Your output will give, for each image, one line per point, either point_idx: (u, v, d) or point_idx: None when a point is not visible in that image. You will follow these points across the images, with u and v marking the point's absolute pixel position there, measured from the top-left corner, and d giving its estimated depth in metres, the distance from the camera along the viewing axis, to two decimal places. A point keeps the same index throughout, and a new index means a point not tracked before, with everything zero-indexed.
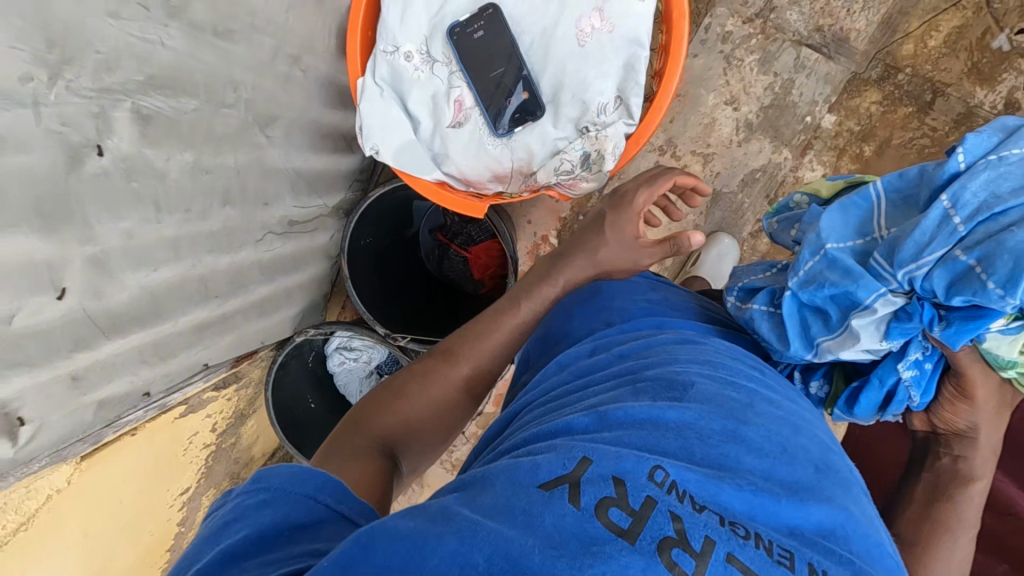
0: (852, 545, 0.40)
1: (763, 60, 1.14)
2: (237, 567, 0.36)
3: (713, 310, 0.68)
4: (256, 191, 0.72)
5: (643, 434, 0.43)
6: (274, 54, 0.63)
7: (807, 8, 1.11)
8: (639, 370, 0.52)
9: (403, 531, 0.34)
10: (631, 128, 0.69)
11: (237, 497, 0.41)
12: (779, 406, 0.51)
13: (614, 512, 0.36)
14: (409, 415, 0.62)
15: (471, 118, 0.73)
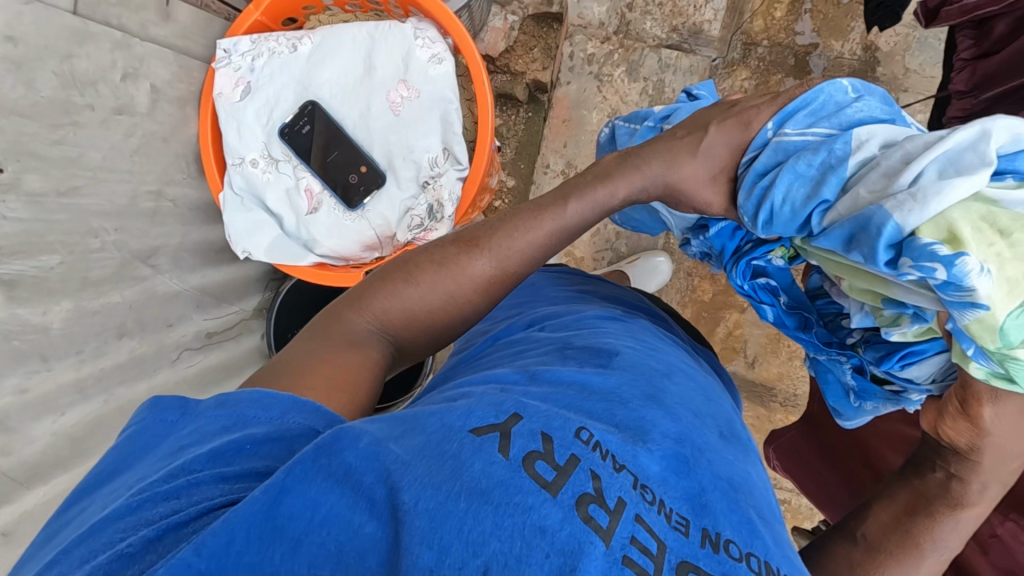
0: (752, 505, 0.44)
1: (630, 69, 1.21)
2: (191, 478, 0.36)
3: (617, 301, 0.77)
4: (155, 316, 0.78)
5: (570, 392, 0.48)
6: (132, 195, 0.70)
7: (658, 14, 1.20)
8: (572, 344, 0.59)
9: (338, 472, 0.36)
10: (462, 172, 0.81)
11: (192, 418, 0.40)
12: (688, 384, 0.57)
13: (540, 465, 0.38)
14: (416, 310, 0.57)
15: (323, 201, 0.85)
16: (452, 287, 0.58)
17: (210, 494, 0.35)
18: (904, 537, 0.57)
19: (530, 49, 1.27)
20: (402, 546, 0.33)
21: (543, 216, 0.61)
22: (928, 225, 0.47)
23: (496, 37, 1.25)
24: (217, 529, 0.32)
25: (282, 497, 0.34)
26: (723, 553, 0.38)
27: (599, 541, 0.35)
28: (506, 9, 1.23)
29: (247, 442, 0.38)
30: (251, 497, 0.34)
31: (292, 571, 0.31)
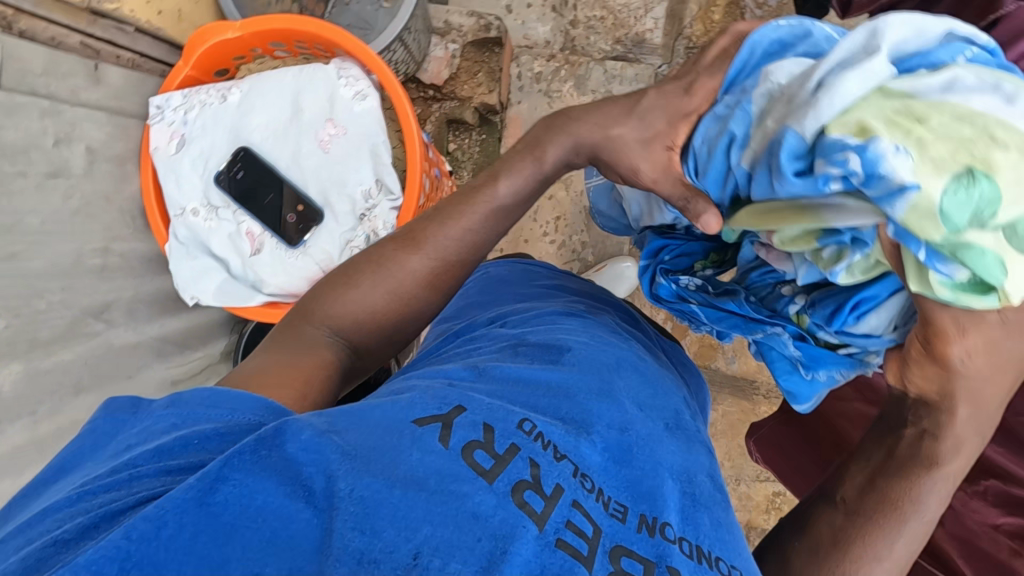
0: (693, 493, 0.48)
1: (579, 82, 1.36)
2: (134, 472, 0.37)
3: (578, 295, 0.79)
4: (114, 369, 0.78)
5: (518, 388, 0.51)
6: (77, 253, 0.72)
7: (603, 31, 1.36)
8: (525, 341, 0.61)
9: (277, 462, 0.36)
10: (397, 201, 0.85)
11: (145, 417, 0.42)
12: (637, 376, 0.59)
13: (479, 454, 0.41)
14: (363, 309, 0.61)
15: (265, 242, 0.89)
16: (393, 285, 0.62)
17: (151, 486, 0.37)
18: (880, 500, 0.55)
19: (475, 73, 1.29)
20: (337, 529, 0.34)
21: (477, 206, 0.64)
22: (834, 121, 0.42)
23: (440, 65, 1.28)
24: (149, 518, 0.33)
25: (218, 485, 0.34)
26: (659, 535, 0.42)
27: (533, 524, 0.38)
28: (447, 39, 1.28)
29: (195, 438, 0.39)
30: (187, 486, 0.34)
31: (223, 556, 0.32)
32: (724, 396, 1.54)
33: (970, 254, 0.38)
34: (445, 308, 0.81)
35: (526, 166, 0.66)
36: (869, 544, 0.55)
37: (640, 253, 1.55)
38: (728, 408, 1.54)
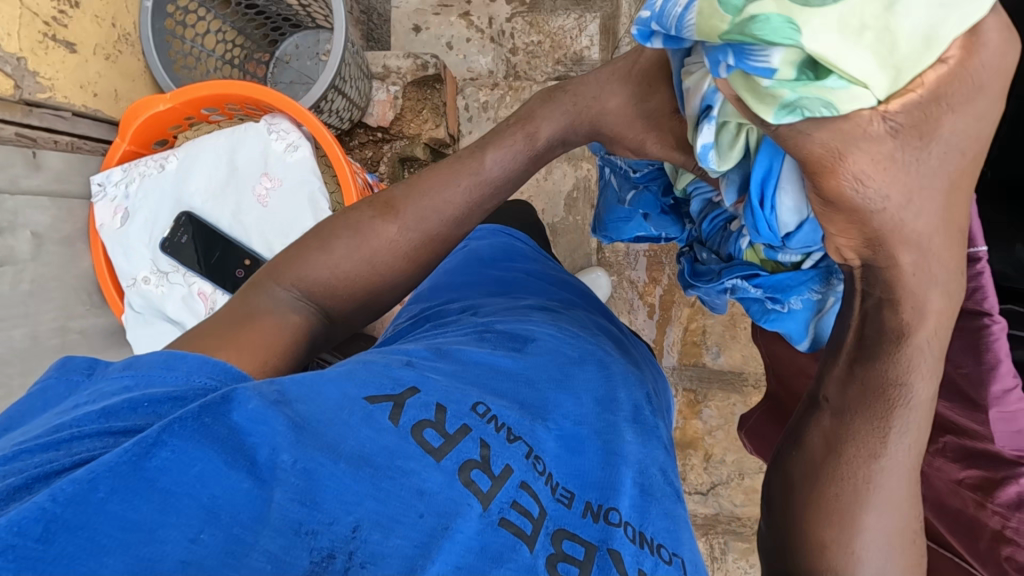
0: (639, 474, 0.55)
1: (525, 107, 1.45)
2: (71, 435, 0.37)
3: (536, 282, 0.84)
4: None
5: (482, 371, 0.57)
6: (32, 336, 0.80)
7: (544, 57, 1.42)
8: (491, 329, 0.67)
9: (223, 432, 0.37)
10: None
11: (97, 380, 0.43)
12: (598, 370, 0.65)
13: (428, 432, 0.46)
14: (333, 274, 0.65)
15: (216, 300, 0.95)
16: (367, 253, 0.66)
17: (91, 449, 0.36)
18: (864, 392, 0.51)
19: (420, 109, 1.33)
20: (280, 497, 0.36)
21: (456, 176, 0.68)
22: None
23: (384, 108, 1.33)
24: (78, 479, 0.32)
25: (154, 450, 0.34)
26: (602, 519, 0.48)
27: (478, 503, 0.43)
28: (387, 82, 1.33)
29: (144, 401, 0.40)
30: (120, 451, 0.34)
31: (158, 520, 0.32)
32: (718, 391, 1.52)
33: (755, 28, 0.37)
34: (419, 289, 0.86)
35: (518, 144, 0.70)
36: (860, 442, 0.52)
37: (609, 261, 1.56)
38: (725, 403, 1.51)
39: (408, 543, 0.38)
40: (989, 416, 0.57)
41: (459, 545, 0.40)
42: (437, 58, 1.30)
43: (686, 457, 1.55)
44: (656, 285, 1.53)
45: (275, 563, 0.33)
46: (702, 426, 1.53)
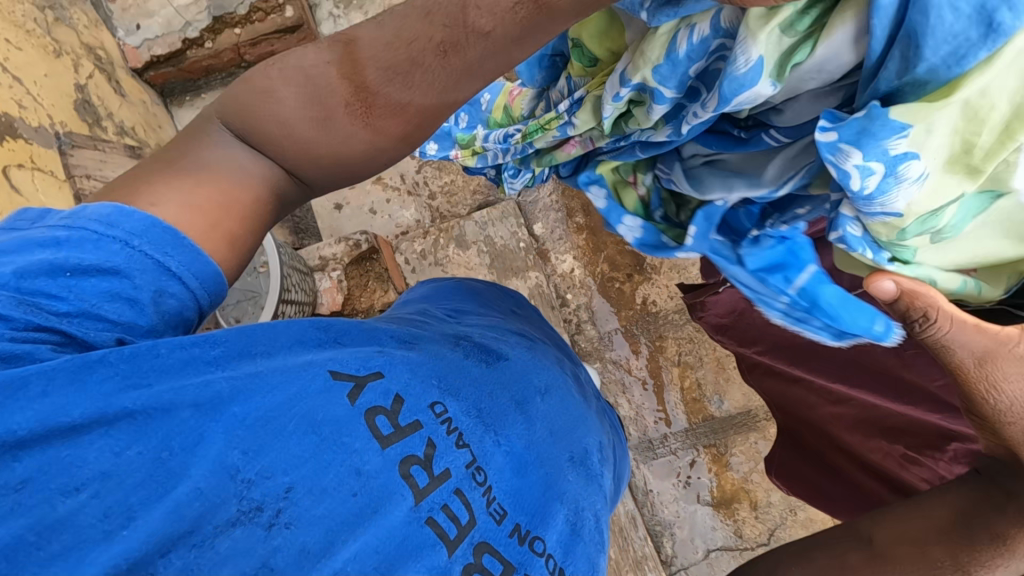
0: (563, 491, 0.65)
1: (458, 241, 1.55)
2: (10, 282, 0.45)
3: (505, 303, 0.87)
4: None
5: (448, 370, 0.63)
6: None
7: (463, 197, 1.60)
8: (467, 338, 0.70)
9: (173, 363, 0.49)
10: None
11: (43, 224, 0.48)
12: (560, 403, 0.72)
13: (380, 419, 0.55)
14: (281, 129, 0.53)
15: None
16: (322, 113, 0.53)
17: (27, 316, 0.45)
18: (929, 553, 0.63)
19: (365, 282, 1.40)
20: (227, 442, 0.48)
21: (432, 26, 0.51)
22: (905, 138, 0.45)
23: (332, 293, 1.39)
24: (12, 374, 0.43)
25: (98, 366, 0.46)
26: (527, 542, 0.59)
27: (411, 496, 0.54)
28: (328, 269, 1.40)
29: (74, 270, 0.46)
30: (68, 359, 0.45)
31: (92, 427, 0.45)
32: (737, 436, 1.51)
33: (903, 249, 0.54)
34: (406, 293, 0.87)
35: None
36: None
37: (587, 350, 1.55)
38: (748, 445, 1.50)
39: (335, 514, 0.50)
40: None
41: (382, 533, 0.51)
42: (367, 234, 1.40)
43: (735, 512, 1.51)
44: (639, 358, 1.54)
45: (203, 501, 0.46)
46: (737, 475, 1.51)
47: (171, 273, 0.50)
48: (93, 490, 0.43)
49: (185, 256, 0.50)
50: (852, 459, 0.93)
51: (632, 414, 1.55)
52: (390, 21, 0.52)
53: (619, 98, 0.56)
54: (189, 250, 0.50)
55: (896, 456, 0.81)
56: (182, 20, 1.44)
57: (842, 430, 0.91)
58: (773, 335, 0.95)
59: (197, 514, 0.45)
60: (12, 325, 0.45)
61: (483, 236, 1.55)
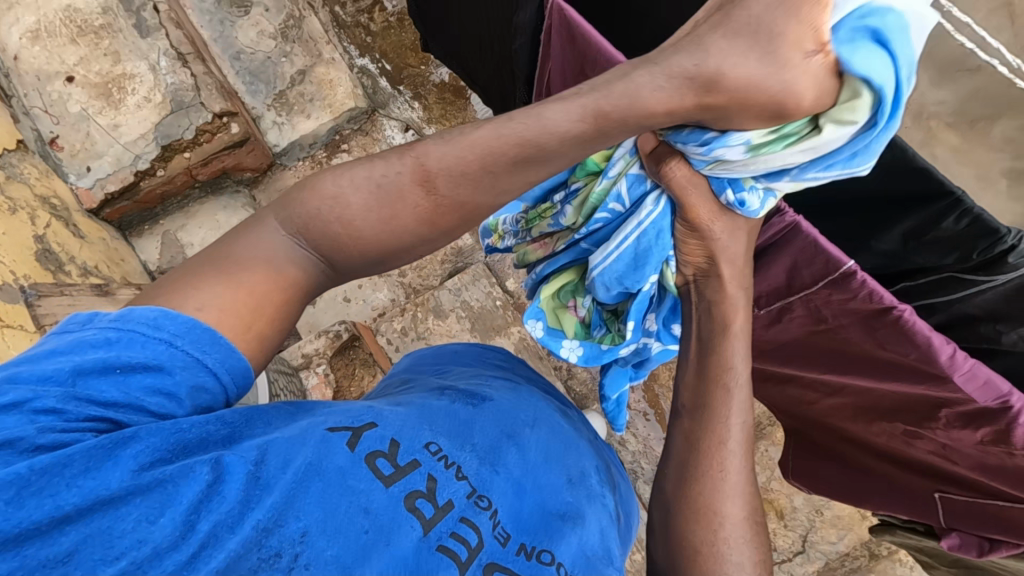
0: (568, 510, 0.64)
1: (437, 312, 1.57)
2: (59, 379, 0.46)
3: (490, 359, 0.87)
4: None
5: (436, 414, 0.64)
6: None
7: (433, 268, 1.64)
8: (452, 388, 0.72)
9: (192, 438, 0.50)
10: None
11: (89, 328, 0.49)
12: (550, 432, 0.73)
13: (380, 461, 0.56)
14: (344, 227, 0.60)
15: None
16: (388, 213, 0.61)
17: (74, 410, 0.46)
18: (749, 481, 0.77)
19: (352, 370, 1.40)
20: (244, 501, 0.48)
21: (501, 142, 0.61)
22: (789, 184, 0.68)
23: (322, 389, 1.35)
24: (56, 454, 0.44)
25: (129, 442, 0.46)
26: (536, 558, 0.58)
27: (420, 527, 0.54)
28: (313, 365, 1.36)
29: (120, 366, 0.48)
30: (104, 436, 0.46)
31: (126, 496, 0.45)
32: None
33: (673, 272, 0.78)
34: (391, 368, 0.87)
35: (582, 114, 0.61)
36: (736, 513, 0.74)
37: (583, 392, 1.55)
38: (761, 454, 1.53)
39: (346, 553, 0.49)
40: (957, 382, 0.64)
41: (394, 564, 0.51)
42: (346, 323, 1.43)
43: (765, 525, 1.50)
44: (635, 391, 1.55)
45: (227, 561, 0.46)
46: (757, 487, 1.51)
47: (207, 369, 0.52)
48: (133, 557, 0.44)
49: (220, 353, 0.52)
50: (870, 451, 0.92)
51: (641, 448, 1.54)
52: (457, 140, 0.62)
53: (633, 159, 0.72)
54: (219, 346, 0.52)
55: (899, 434, 0.83)
56: (132, 155, 1.48)
57: (843, 419, 0.93)
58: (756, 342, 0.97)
59: (224, 565, 0.45)
60: (64, 418, 0.45)
61: (459, 301, 1.56)
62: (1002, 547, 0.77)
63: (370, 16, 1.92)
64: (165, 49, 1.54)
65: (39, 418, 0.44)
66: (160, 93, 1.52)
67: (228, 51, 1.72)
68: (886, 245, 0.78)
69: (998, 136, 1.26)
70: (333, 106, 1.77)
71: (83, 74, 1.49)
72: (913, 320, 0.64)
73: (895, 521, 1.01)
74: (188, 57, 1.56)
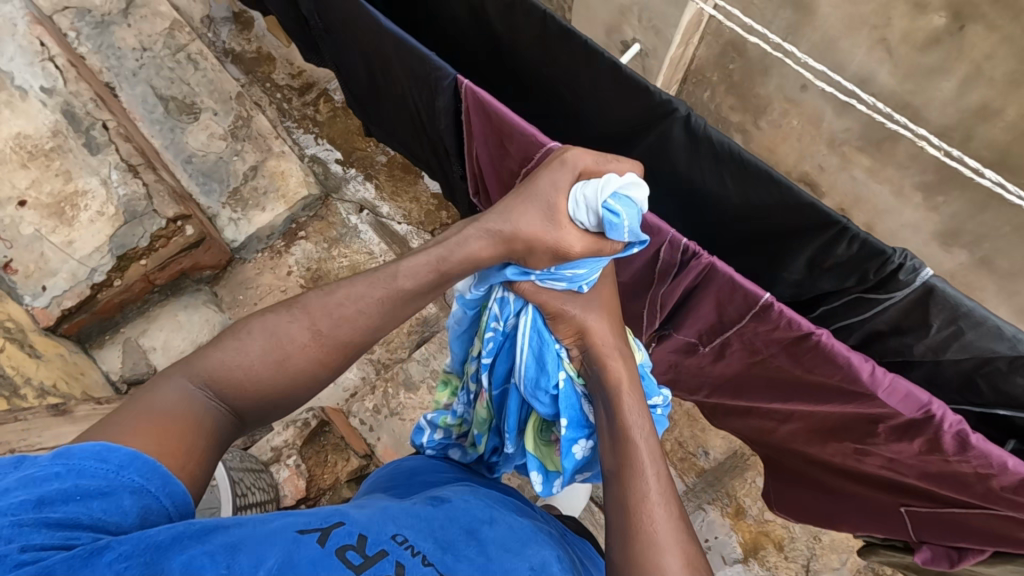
0: None
1: (407, 384, 1.57)
2: (17, 507, 0.43)
3: (451, 473, 0.83)
4: None
5: (401, 511, 0.59)
6: None
7: (400, 341, 1.65)
8: (415, 495, 0.68)
9: (165, 541, 0.45)
10: None
11: (28, 466, 0.46)
12: (511, 525, 0.65)
13: (350, 553, 0.50)
14: (244, 373, 0.60)
15: None
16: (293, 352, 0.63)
17: (37, 532, 0.42)
18: None
19: (324, 457, 1.38)
20: None
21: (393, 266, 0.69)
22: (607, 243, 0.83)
23: (293, 480, 1.32)
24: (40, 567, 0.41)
25: (104, 550, 0.43)
26: None
27: None
28: (283, 459, 1.35)
29: (76, 493, 0.46)
30: (78, 547, 0.43)
31: None
32: (735, 480, 1.53)
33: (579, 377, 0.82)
34: (360, 487, 0.85)
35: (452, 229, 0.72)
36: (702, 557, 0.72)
37: None
38: (749, 486, 1.52)
39: None
40: (882, 397, 0.67)
41: None
42: (314, 410, 1.45)
43: (765, 559, 1.48)
44: None
45: None
46: (752, 520, 1.50)
47: (156, 494, 0.49)
48: None
49: (163, 479, 0.50)
50: (833, 472, 0.93)
51: None
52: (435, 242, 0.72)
53: (507, 299, 0.81)
54: (162, 475, 0.50)
55: (850, 453, 0.84)
56: (88, 268, 1.48)
57: (802, 443, 0.94)
58: (706, 377, 0.98)
59: None
60: (32, 540, 0.42)
61: (429, 371, 1.57)
62: (969, 556, 0.78)
63: (316, 108, 2.05)
64: (116, 163, 1.59)
65: (11, 540, 0.42)
66: (113, 205, 1.55)
67: (179, 156, 1.79)
68: (796, 273, 0.85)
69: (904, 154, 1.30)
70: (287, 196, 1.82)
71: (35, 196, 1.52)
72: (830, 343, 0.68)
73: (876, 541, 1.00)
74: (139, 168, 1.60)
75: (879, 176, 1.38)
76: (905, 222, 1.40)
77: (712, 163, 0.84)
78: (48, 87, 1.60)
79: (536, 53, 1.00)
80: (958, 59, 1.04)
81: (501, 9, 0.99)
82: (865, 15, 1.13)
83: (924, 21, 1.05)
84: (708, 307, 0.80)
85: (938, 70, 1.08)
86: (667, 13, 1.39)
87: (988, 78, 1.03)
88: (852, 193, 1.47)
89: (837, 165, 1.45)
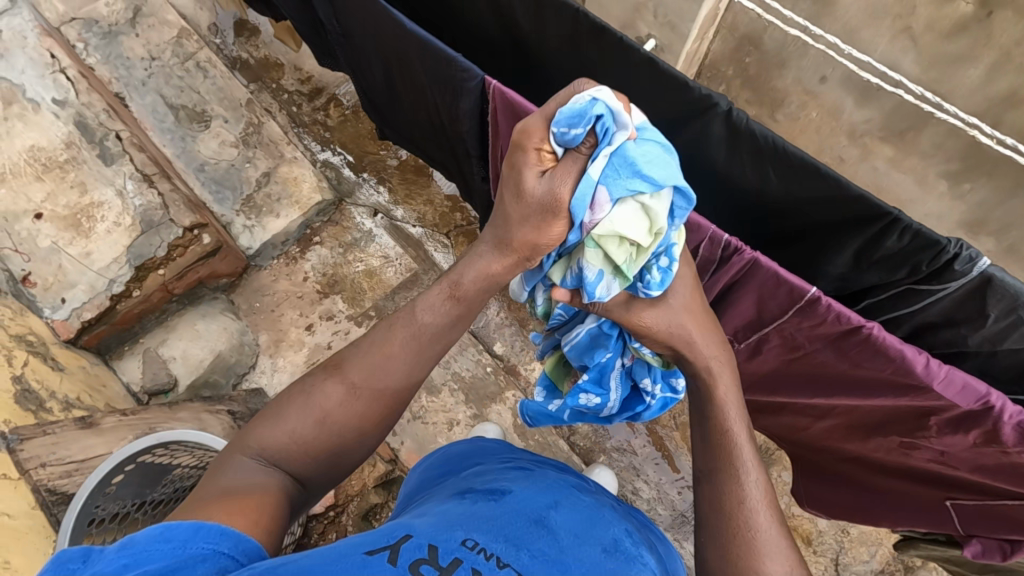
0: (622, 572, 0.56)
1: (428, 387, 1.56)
2: None
3: (507, 451, 0.82)
4: None
5: (462, 515, 0.58)
6: None
7: None
8: (471, 488, 0.66)
9: None
10: None
11: (99, 558, 0.46)
12: (575, 509, 0.64)
13: (425, 567, 0.48)
14: (290, 438, 0.65)
15: None
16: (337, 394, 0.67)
17: None
18: None
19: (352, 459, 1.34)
20: None
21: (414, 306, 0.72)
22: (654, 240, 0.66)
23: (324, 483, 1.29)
24: None
25: None
26: None
27: None
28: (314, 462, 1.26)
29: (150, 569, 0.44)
30: None
31: None
32: None
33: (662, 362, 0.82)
34: (402, 489, 0.83)
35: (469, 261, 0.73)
36: None
37: (587, 446, 1.54)
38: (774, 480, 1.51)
39: None
40: (937, 389, 0.66)
41: None
42: None
43: None
44: (639, 436, 1.53)
45: None
46: None
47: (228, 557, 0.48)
48: None
49: (235, 542, 0.49)
50: (875, 469, 0.92)
51: (655, 494, 1.50)
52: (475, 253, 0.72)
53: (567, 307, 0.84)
54: (231, 536, 0.49)
55: (895, 447, 0.83)
56: (106, 279, 1.48)
57: (839, 440, 0.93)
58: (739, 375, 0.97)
59: None
60: None
61: (450, 374, 1.56)
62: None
63: (326, 113, 2.04)
64: (131, 173, 1.58)
65: None
66: (129, 216, 1.54)
67: (191, 164, 1.78)
68: (839, 267, 0.85)
69: (928, 144, 1.31)
70: (301, 202, 1.81)
71: (51, 209, 1.51)
72: (882, 336, 0.67)
73: (916, 535, 0.99)
74: (154, 177, 1.59)
75: (901, 165, 1.37)
76: (928, 211, 1.38)
77: (754, 158, 0.84)
78: (60, 99, 1.60)
79: (565, 50, 0.99)
80: (986, 45, 1.07)
81: (528, 9, 0.99)
82: (888, 4, 1.12)
83: (950, 9, 1.06)
84: (749, 300, 0.79)
85: (964, 57, 1.10)
86: (684, 9, 1.34)
87: (1017, 63, 1.06)
88: (872, 185, 1.44)
89: (857, 156, 1.42)
